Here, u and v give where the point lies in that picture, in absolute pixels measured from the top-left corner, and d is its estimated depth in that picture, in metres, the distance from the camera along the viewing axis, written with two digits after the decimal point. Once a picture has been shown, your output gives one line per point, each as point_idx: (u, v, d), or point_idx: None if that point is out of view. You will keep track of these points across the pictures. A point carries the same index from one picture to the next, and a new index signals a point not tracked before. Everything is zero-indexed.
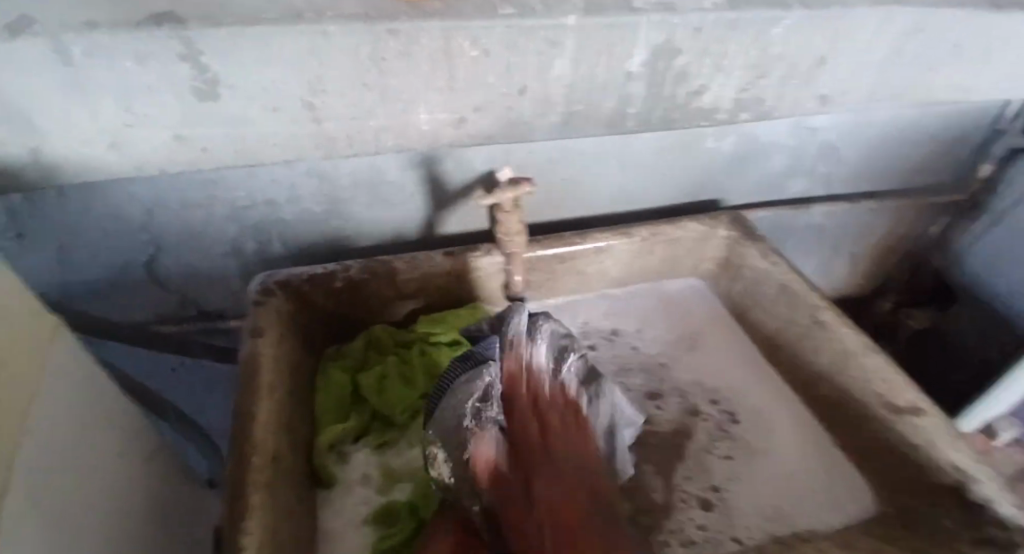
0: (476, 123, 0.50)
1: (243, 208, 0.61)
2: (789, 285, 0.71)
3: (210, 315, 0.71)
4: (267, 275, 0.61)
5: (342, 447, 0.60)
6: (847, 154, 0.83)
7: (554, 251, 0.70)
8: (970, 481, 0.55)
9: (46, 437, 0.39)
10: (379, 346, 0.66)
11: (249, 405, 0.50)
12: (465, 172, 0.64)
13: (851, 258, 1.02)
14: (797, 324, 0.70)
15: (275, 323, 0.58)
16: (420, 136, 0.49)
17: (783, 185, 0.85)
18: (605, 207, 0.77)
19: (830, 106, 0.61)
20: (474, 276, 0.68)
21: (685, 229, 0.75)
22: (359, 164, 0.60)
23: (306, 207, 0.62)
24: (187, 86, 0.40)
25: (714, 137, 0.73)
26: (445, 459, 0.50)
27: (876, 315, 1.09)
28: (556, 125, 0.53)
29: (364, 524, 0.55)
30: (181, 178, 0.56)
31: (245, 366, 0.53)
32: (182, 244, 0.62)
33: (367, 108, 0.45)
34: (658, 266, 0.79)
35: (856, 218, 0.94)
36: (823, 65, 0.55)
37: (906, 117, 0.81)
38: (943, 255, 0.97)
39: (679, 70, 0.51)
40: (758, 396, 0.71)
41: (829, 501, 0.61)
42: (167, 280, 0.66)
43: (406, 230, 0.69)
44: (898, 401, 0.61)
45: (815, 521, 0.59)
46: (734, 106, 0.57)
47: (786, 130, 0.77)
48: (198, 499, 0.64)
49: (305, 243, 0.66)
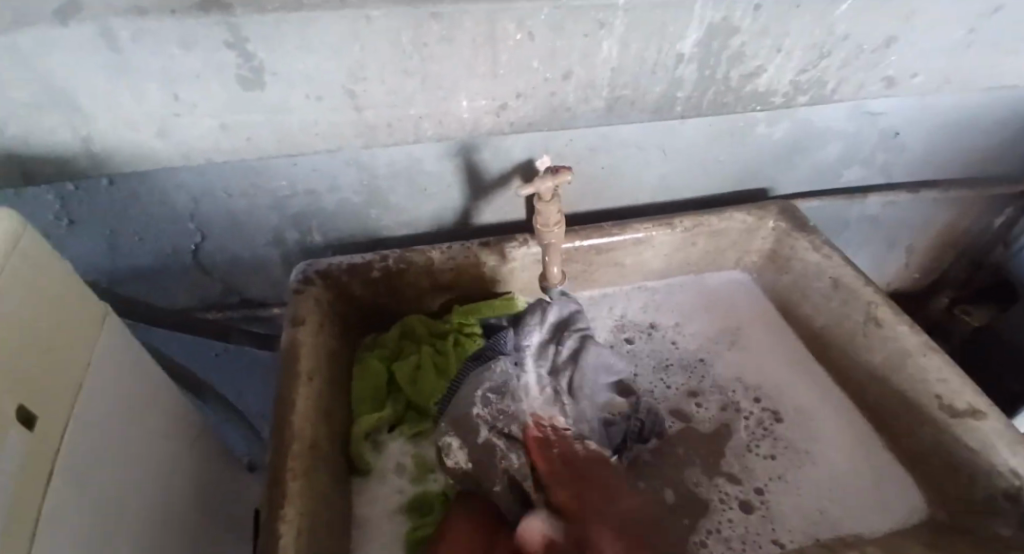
0: (518, 110, 0.48)
1: (282, 197, 0.61)
2: (843, 280, 0.67)
3: (250, 302, 0.72)
4: (306, 264, 0.61)
5: (377, 436, 0.60)
6: (909, 141, 0.78)
7: (592, 242, 0.69)
8: None
9: (94, 424, 0.40)
10: (415, 336, 0.66)
11: (288, 393, 0.50)
12: (503, 161, 0.63)
13: (907, 251, 0.96)
14: (851, 322, 0.66)
15: (313, 311, 0.58)
16: (459, 124, 0.48)
17: (837, 174, 0.80)
18: (647, 197, 0.75)
19: (897, 89, 0.56)
20: (511, 267, 0.67)
21: (731, 220, 0.72)
22: (397, 153, 0.59)
23: (344, 195, 0.62)
24: (233, 74, 0.40)
25: (766, 123, 0.70)
26: (459, 446, 0.50)
27: (931, 313, 1.04)
28: (601, 112, 0.50)
29: (398, 513, 0.55)
30: (225, 167, 0.56)
31: (284, 353, 0.53)
32: (223, 231, 0.63)
33: (406, 95, 0.44)
34: (700, 259, 0.76)
35: (916, 208, 0.88)
36: (892, 44, 0.51)
37: (978, 101, 0.75)
38: (1005, 251, 0.92)
39: (734, 52, 0.48)
40: (806, 396, 0.67)
41: (879, 507, 0.58)
42: (209, 267, 0.67)
43: (443, 220, 0.68)
44: (957, 404, 0.56)
45: (864, 527, 0.57)
46: (791, 90, 0.54)
47: (844, 116, 0.72)
48: (238, 482, 0.66)
49: (342, 231, 0.66)
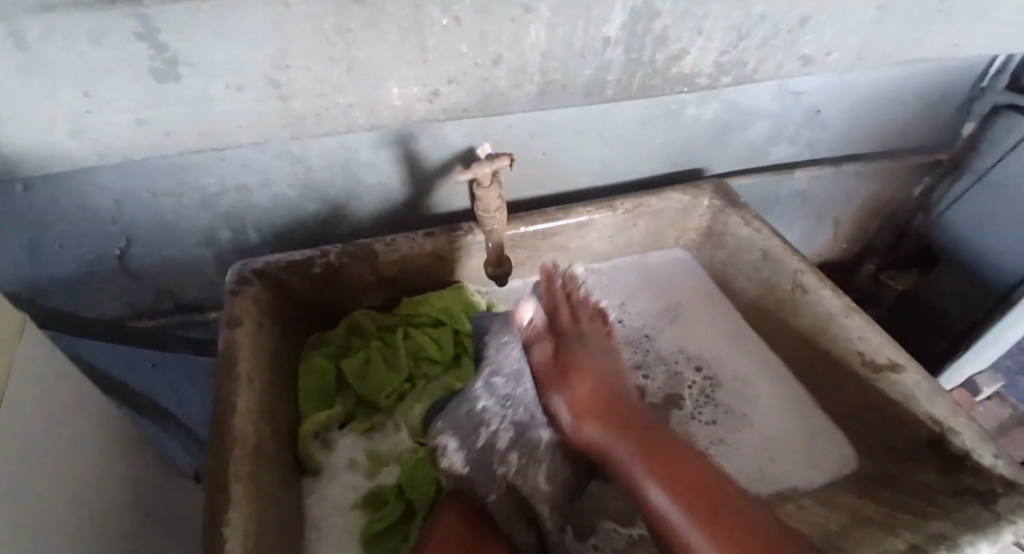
0: (450, 96, 0.48)
1: (212, 194, 0.58)
2: (773, 252, 0.71)
3: (186, 307, 0.69)
4: (242, 263, 0.59)
5: (327, 434, 0.59)
6: (828, 118, 0.83)
7: (537, 227, 0.69)
8: (950, 434, 0.54)
9: (16, 443, 0.38)
10: (363, 331, 0.65)
11: (229, 396, 0.49)
12: (442, 149, 0.62)
13: (833, 223, 1.02)
14: (782, 290, 0.70)
15: (252, 311, 0.56)
16: (392, 112, 0.47)
17: (765, 152, 0.84)
18: (588, 180, 0.76)
19: (811, 67, 0.59)
20: (456, 256, 0.67)
21: (668, 200, 0.75)
22: (332, 145, 0.58)
23: (278, 190, 0.60)
24: (145, 66, 0.38)
25: (696, 104, 0.72)
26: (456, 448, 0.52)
27: (861, 281, 1.10)
28: (534, 96, 0.51)
29: (353, 509, 0.54)
30: (147, 165, 0.54)
31: (223, 356, 0.52)
32: (150, 233, 0.60)
33: (333, 83, 0.43)
34: (642, 239, 0.78)
35: (838, 182, 0.94)
36: (804, 25, 0.54)
37: (886, 78, 0.80)
38: (926, 218, 0.99)
39: (658, 35, 0.49)
40: (745, 364, 0.71)
41: (811, 461, 0.63)
42: (138, 272, 0.63)
43: (385, 211, 0.67)
44: (877, 360, 0.60)
45: (796, 481, 0.61)
46: (715, 71, 0.56)
47: (768, 95, 0.75)
48: (185, 493, 0.63)
49: (280, 228, 0.65)
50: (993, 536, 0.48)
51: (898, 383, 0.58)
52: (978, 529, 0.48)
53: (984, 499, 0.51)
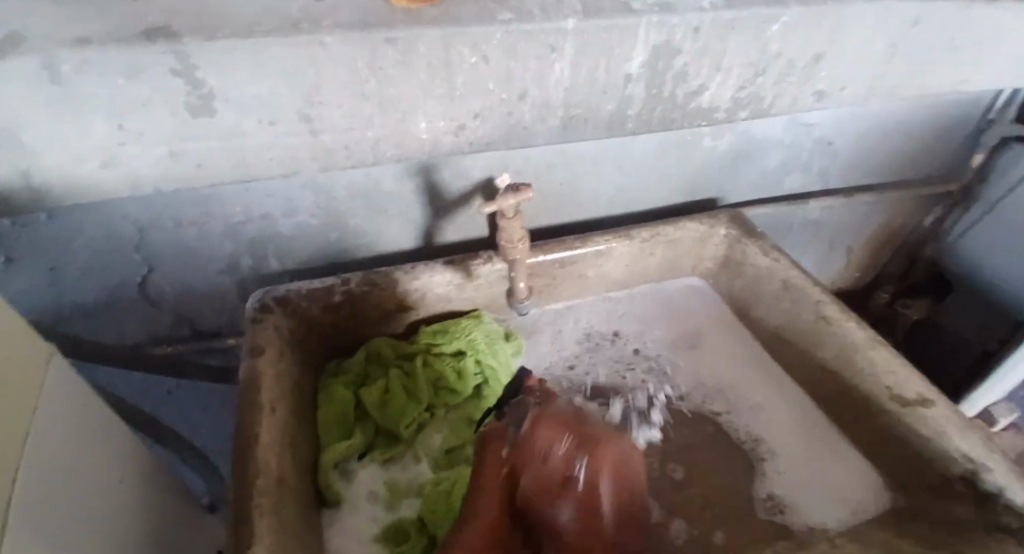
0: (476, 129, 0.49)
1: (237, 222, 0.59)
2: (791, 282, 0.71)
3: (204, 334, 0.70)
4: (264, 290, 0.60)
5: (346, 464, 0.59)
6: (841, 149, 0.83)
7: (556, 255, 0.70)
8: (982, 471, 0.54)
9: (40, 470, 0.38)
10: (381, 358, 0.65)
11: (253, 423, 0.49)
12: (463, 179, 0.63)
13: (846, 251, 1.02)
14: (801, 320, 0.70)
15: (274, 338, 0.57)
16: (420, 145, 0.48)
17: (779, 182, 0.85)
18: (604, 209, 0.77)
19: (827, 102, 0.60)
20: (476, 284, 0.67)
21: (685, 229, 0.75)
22: (356, 175, 0.59)
23: (301, 219, 0.61)
24: (181, 101, 0.39)
25: (712, 136, 0.73)
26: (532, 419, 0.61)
27: (875, 308, 1.09)
28: (557, 129, 0.52)
29: (374, 542, 0.54)
30: (175, 195, 0.55)
31: (245, 385, 0.52)
32: (175, 261, 0.61)
33: (363, 116, 0.44)
34: (658, 267, 0.78)
35: (852, 211, 0.94)
36: (819, 61, 0.55)
37: (898, 110, 0.81)
38: (939, 245, 0.99)
39: (679, 71, 0.50)
40: (763, 392, 0.71)
41: (837, 495, 0.61)
42: (160, 299, 0.64)
43: (404, 240, 0.68)
44: (906, 394, 0.59)
45: (826, 519, 0.59)
46: (733, 105, 0.57)
47: (782, 128, 0.76)
48: (197, 522, 0.63)
49: (301, 257, 0.65)
50: None
51: (925, 416, 0.57)
52: None
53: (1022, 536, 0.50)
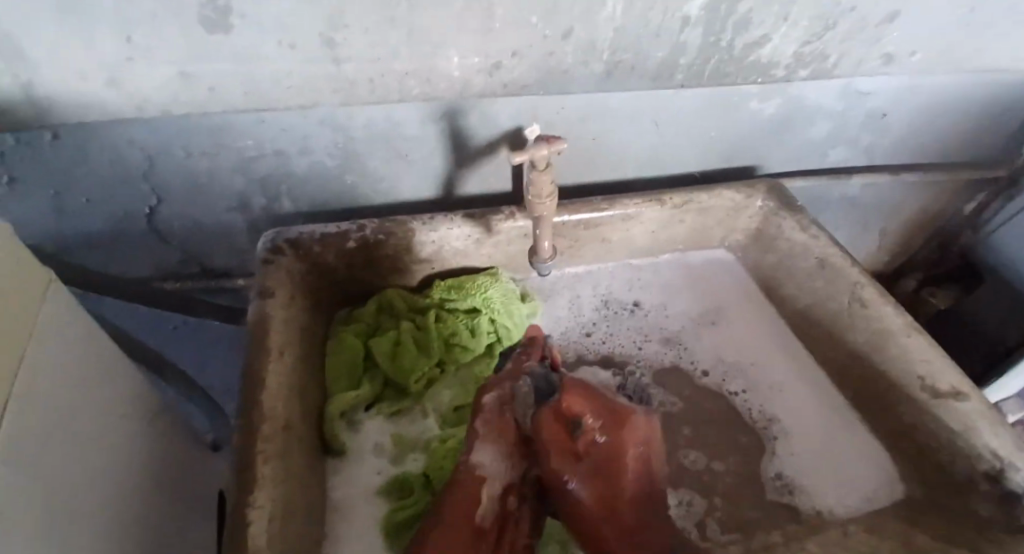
0: (511, 70, 0.44)
1: (248, 157, 0.56)
2: (828, 261, 0.67)
3: (214, 272, 0.68)
4: (276, 231, 0.57)
5: (354, 415, 0.57)
6: (894, 123, 0.77)
7: (581, 216, 0.66)
8: (1010, 470, 0.51)
9: (37, 401, 0.36)
10: (393, 310, 0.63)
11: (260, 368, 0.47)
12: (490, 127, 0.59)
13: (882, 233, 0.97)
14: (834, 303, 0.66)
15: (284, 282, 0.54)
16: (449, 83, 0.44)
17: (823, 154, 0.79)
18: (636, 171, 0.72)
19: (895, 66, 0.55)
20: (496, 241, 0.64)
21: (720, 198, 0.71)
22: (376, 114, 0.55)
23: (317, 158, 0.57)
24: (194, 13, 0.36)
25: (760, 98, 0.68)
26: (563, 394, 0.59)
27: (901, 295, 1.04)
28: (599, 76, 0.47)
29: (378, 495, 0.52)
30: (185, 123, 0.51)
31: (253, 328, 0.50)
32: (184, 194, 0.58)
33: (389, 46, 0.40)
34: (687, 236, 0.74)
35: (896, 191, 0.89)
36: (896, 19, 0.49)
37: (966, 84, 0.74)
38: (974, 234, 0.94)
39: (741, 18, 0.45)
40: (785, 373, 0.68)
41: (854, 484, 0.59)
42: (168, 233, 0.62)
43: (424, 189, 0.64)
44: (939, 385, 0.56)
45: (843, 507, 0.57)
46: (793, 63, 0.52)
47: (835, 95, 0.71)
48: (199, 461, 0.63)
49: (315, 199, 0.62)
50: None
51: (962, 411, 0.54)
52: None
53: None
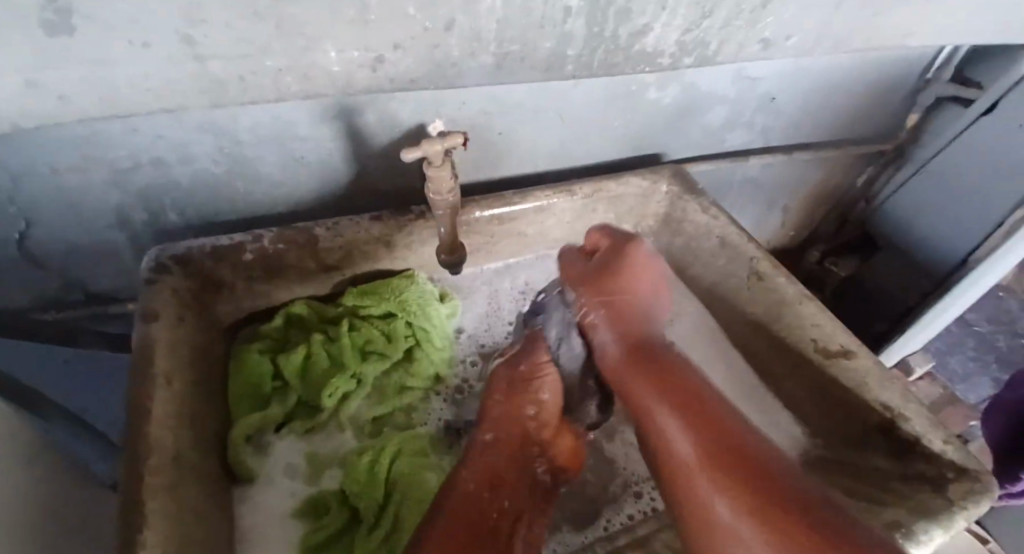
0: (396, 63, 0.43)
1: (121, 169, 0.51)
2: (729, 239, 0.70)
3: (95, 298, 0.62)
4: (160, 248, 0.53)
5: (262, 437, 0.54)
6: (781, 105, 0.82)
7: (493, 211, 0.66)
8: (901, 422, 0.55)
9: None
10: (303, 323, 0.61)
11: (144, 400, 0.43)
12: (390, 126, 0.58)
13: (782, 211, 1.04)
14: (738, 278, 0.69)
15: (172, 303, 0.50)
16: (330, 79, 0.43)
17: (721, 138, 0.83)
18: (545, 162, 0.73)
19: (772, 51, 0.57)
20: (406, 242, 0.62)
21: (627, 185, 0.73)
22: (263, 116, 0.52)
23: (202, 166, 0.54)
24: (34, 17, 0.31)
25: (657, 87, 0.70)
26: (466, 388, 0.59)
27: (805, 266, 1.11)
28: (489, 68, 0.47)
29: (291, 519, 0.50)
30: (43, 137, 0.46)
31: (136, 356, 0.46)
32: (52, 215, 0.53)
33: (256, 42, 0.38)
34: (601, 225, 0.76)
35: (791, 170, 0.95)
36: (767, 6, 0.52)
37: (841, 67, 0.80)
38: (868, 206, 1.02)
39: (620, 8, 0.46)
40: (695, 348, 0.71)
41: None
42: (36, 258, 0.56)
43: (327, 193, 0.62)
44: (830, 346, 0.60)
45: None
46: (677, 50, 0.53)
47: (727, 81, 0.74)
48: (93, 504, 0.57)
49: (205, 210, 0.58)
50: (945, 524, 0.50)
51: (851, 368, 0.58)
52: None
53: (933, 484, 0.52)
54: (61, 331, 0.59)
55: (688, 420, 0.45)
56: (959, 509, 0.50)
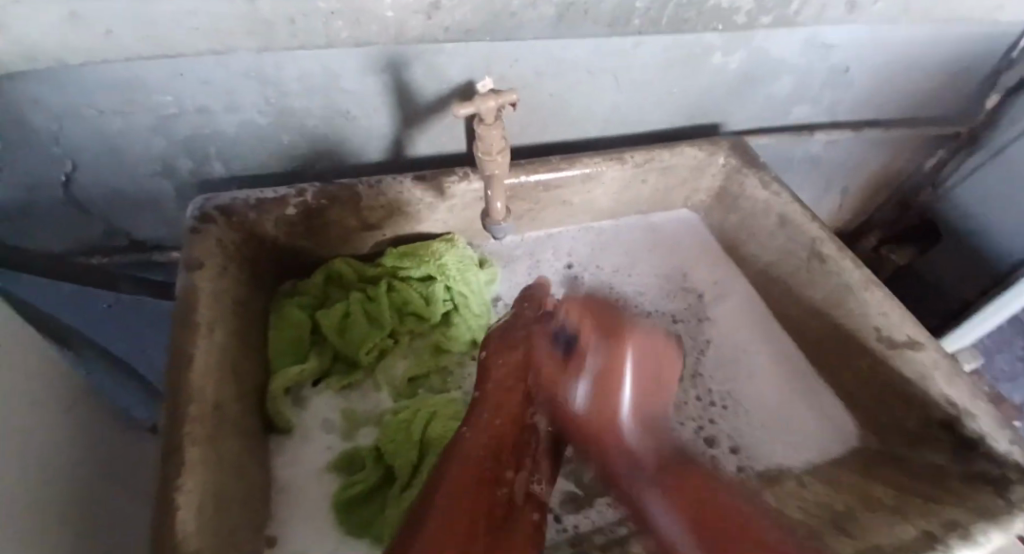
0: (452, 11, 0.40)
1: (169, 115, 0.51)
2: (788, 218, 0.66)
3: (143, 245, 0.63)
4: (205, 198, 0.53)
5: (299, 391, 0.55)
6: (856, 77, 0.76)
7: (540, 177, 0.63)
8: (965, 420, 0.51)
9: None
10: (343, 281, 0.60)
11: (187, 347, 0.43)
12: (437, 81, 0.55)
13: (842, 193, 0.97)
14: (795, 260, 0.65)
15: (215, 254, 0.50)
16: (382, 26, 0.40)
17: (786, 110, 0.78)
18: (596, 129, 0.69)
19: (858, 12, 0.52)
20: (450, 204, 0.60)
21: (682, 156, 0.68)
22: (310, 65, 0.50)
23: (247, 116, 0.53)
24: None
25: (723, 51, 0.65)
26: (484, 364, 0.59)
27: (860, 252, 1.05)
28: (549, 19, 0.44)
29: (326, 472, 0.50)
30: (92, 78, 0.46)
31: (180, 303, 0.46)
32: (104, 159, 0.53)
33: None
34: (650, 197, 0.72)
35: (857, 149, 0.88)
36: None
37: (928, 34, 0.72)
38: (934, 192, 0.93)
39: None
40: (739, 332, 0.68)
41: (792, 441, 0.59)
42: (88, 202, 0.57)
43: (370, 150, 0.60)
44: (894, 339, 0.56)
45: (785, 462, 0.58)
46: (754, 7, 0.48)
47: (800, 46, 0.68)
48: (137, 444, 0.59)
49: (250, 162, 0.58)
50: (1004, 524, 0.45)
51: (914, 363, 0.54)
52: (992, 515, 0.46)
53: (996, 484, 0.48)
54: None
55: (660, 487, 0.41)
56: (1022, 513, 0.46)
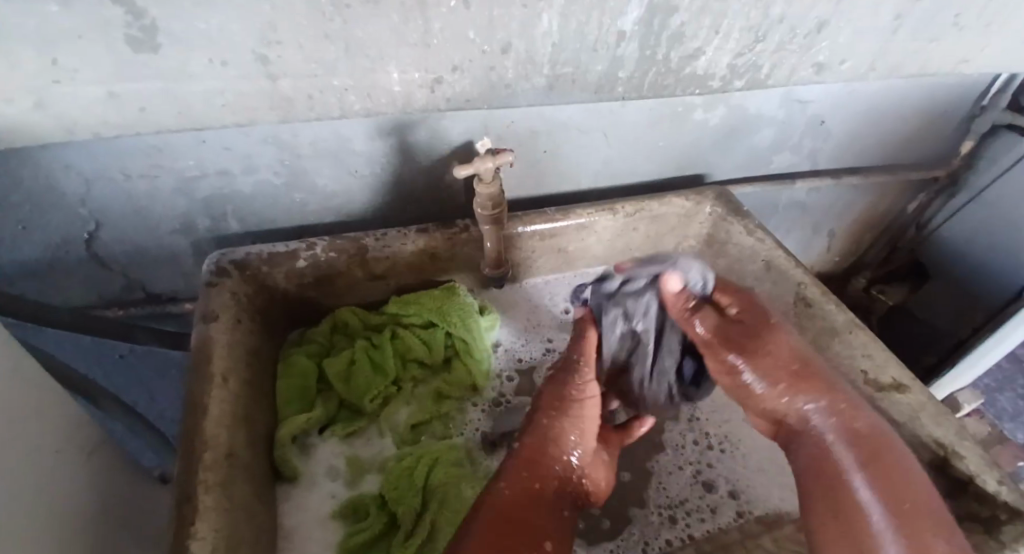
0: (454, 84, 0.45)
1: (189, 177, 0.55)
2: (774, 263, 0.69)
3: (157, 298, 0.66)
4: (221, 254, 0.56)
5: (305, 438, 0.56)
6: (832, 129, 0.81)
7: (537, 227, 0.66)
8: (953, 458, 0.53)
9: None
10: (348, 329, 0.63)
11: (203, 397, 0.45)
12: (439, 142, 0.59)
13: (828, 236, 1.01)
14: (783, 303, 0.68)
15: (229, 306, 0.53)
16: (390, 98, 0.44)
17: (768, 160, 0.82)
18: (589, 181, 0.74)
19: (825, 76, 0.56)
20: (452, 255, 0.64)
21: (670, 205, 0.72)
22: (323, 131, 0.54)
23: (263, 177, 0.57)
24: (119, 34, 0.34)
25: (704, 108, 0.70)
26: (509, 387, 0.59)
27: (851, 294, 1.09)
28: (542, 88, 0.48)
29: (331, 519, 0.52)
30: (121, 145, 0.50)
31: (196, 353, 0.48)
32: (125, 218, 0.57)
33: (324, 61, 0.40)
34: (642, 244, 0.76)
35: (837, 195, 0.92)
36: (822, 30, 0.50)
37: (894, 90, 0.78)
38: (919, 232, 0.97)
39: (674, 32, 0.46)
40: None
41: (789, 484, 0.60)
42: (108, 259, 0.60)
43: (376, 205, 0.64)
44: (881, 380, 0.58)
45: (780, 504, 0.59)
46: (728, 73, 0.53)
47: (776, 102, 0.73)
48: (146, 494, 0.60)
49: (264, 218, 0.61)
50: None
51: (901, 402, 0.56)
52: None
53: (987, 526, 0.50)
54: (121, 328, 0.62)
55: (874, 473, 0.45)
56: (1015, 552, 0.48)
